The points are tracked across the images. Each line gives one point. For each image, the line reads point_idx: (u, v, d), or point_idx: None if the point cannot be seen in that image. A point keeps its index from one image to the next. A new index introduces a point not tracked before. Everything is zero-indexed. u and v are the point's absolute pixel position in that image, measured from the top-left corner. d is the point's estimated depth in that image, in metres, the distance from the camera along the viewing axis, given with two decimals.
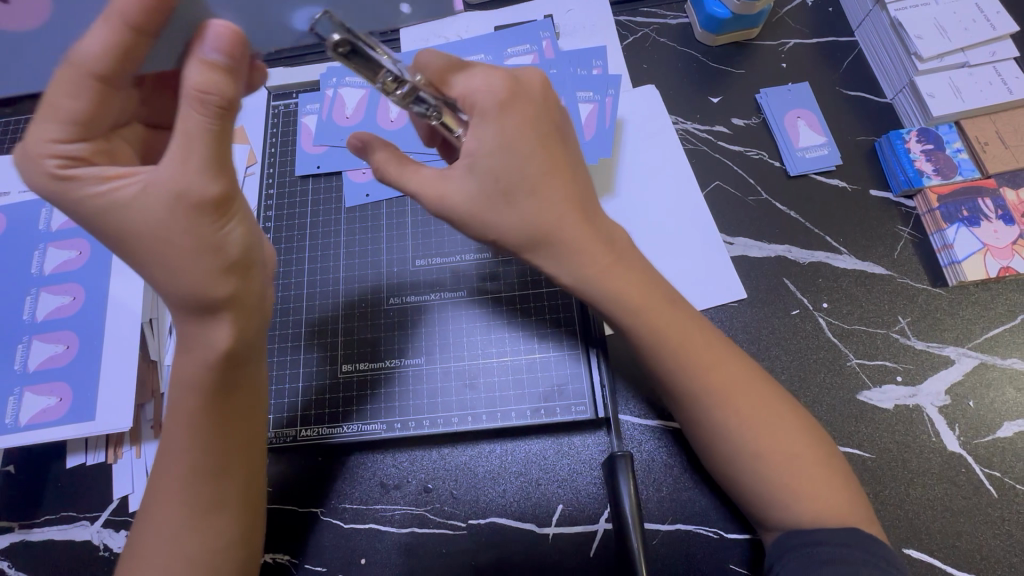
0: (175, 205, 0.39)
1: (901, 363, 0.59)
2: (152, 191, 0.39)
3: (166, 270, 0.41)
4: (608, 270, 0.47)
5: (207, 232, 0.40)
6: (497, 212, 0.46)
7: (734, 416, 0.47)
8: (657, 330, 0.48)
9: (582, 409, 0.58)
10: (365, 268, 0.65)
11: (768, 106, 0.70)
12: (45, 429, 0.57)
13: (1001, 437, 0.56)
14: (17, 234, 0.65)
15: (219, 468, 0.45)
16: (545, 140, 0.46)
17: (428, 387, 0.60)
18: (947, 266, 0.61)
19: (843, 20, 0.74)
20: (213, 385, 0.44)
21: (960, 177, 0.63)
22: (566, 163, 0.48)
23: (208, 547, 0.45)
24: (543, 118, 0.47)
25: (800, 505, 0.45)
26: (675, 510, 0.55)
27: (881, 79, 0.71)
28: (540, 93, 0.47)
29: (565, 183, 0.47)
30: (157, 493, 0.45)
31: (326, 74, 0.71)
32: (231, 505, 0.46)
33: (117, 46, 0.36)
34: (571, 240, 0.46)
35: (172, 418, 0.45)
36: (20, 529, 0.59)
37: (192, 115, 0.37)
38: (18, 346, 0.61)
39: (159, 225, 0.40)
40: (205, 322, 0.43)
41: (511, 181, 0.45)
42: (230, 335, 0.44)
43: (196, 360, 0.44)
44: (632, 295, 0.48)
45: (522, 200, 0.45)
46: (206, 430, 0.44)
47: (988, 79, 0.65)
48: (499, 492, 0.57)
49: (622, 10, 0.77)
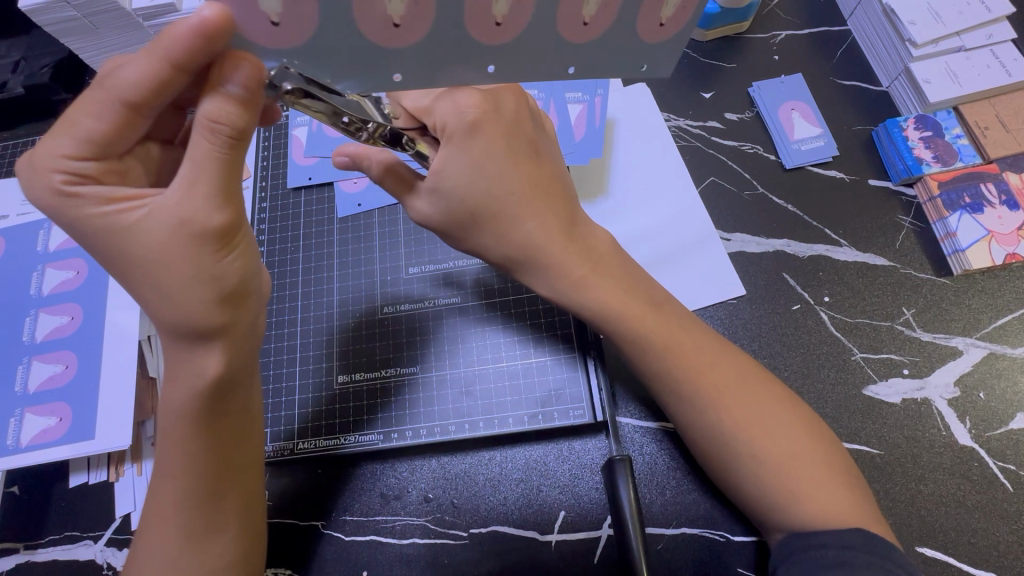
0: (178, 232, 0.38)
1: (908, 355, 0.58)
2: (158, 219, 0.38)
3: (152, 287, 0.40)
4: (594, 295, 0.48)
5: (209, 259, 0.39)
6: (471, 228, 0.47)
7: (728, 416, 0.46)
8: (645, 332, 0.48)
9: (580, 413, 0.57)
10: (359, 278, 0.64)
11: (761, 100, 0.69)
12: (44, 450, 0.58)
13: (1014, 428, 0.54)
14: (15, 257, 0.66)
15: (210, 493, 0.45)
16: (516, 155, 0.46)
17: (435, 401, 0.59)
18: (950, 255, 0.60)
19: (835, 8, 0.73)
20: (202, 413, 0.43)
21: (960, 163, 0.62)
22: (542, 170, 0.48)
23: (207, 568, 0.45)
24: (512, 133, 0.46)
25: (810, 506, 0.44)
26: (679, 513, 0.54)
27: (875, 67, 0.69)
28: (512, 116, 0.47)
29: (540, 201, 0.47)
30: (150, 515, 0.45)
31: None
32: (228, 527, 0.46)
33: (152, 76, 0.36)
34: (548, 256, 0.47)
35: (165, 447, 0.44)
36: (25, 550, 0.59)
37: (200, 141, 0.37)
38: (18, 367, 0.61)
39: (155, 241, 0.38)
40: (195, 351, 0.42)
41: (484, 203, 0.45)
42: (220, 362, 0.43)
43: (184, 389, 0.43)
44: (614, 304, 0.48)
45: (496, 217, 0.46)
46: (198, 456, 0.44)
47: (986, 63, 0.64)
48: (500, 499, 0.56)
49: None
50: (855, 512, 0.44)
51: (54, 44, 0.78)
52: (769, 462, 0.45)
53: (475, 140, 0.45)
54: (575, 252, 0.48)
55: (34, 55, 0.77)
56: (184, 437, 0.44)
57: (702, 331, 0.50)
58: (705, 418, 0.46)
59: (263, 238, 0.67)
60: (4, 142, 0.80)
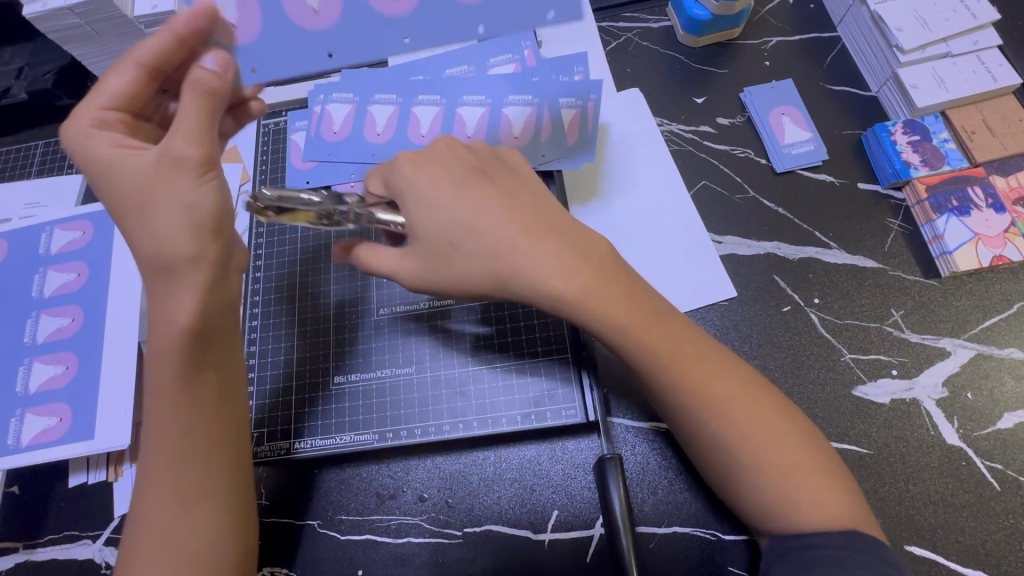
0: (162, 161, 0.43)
1: (897, 356, 0.58)
2: (148, 153, 0.44)
3: (136, 223, 0.44)
4: (600, 316, 0.46)
5: (184, 185, 0.43)
6: (454, 262, 0.48)
7: (734, 428, 0.46)
8: (648, 347, 0.47)
9: (573, 413, 0.57)
10: (354, 280, 0.65)
11: (752, 105, 0.70)
12: (45, 450, 0.58)
13: (1001, 428, 0.55)
14: (18, 260, 0.67)
15: (201, 450, 0.46)
16: (464, 184, 0.49)
17: (429, 400, 0.59)
18: (938, 256, 0.61)
19: (825, 15, 0.75)
20: (183, 355, 0.45)
21: (947, 167, 0.63)
22: (502, 188, 0.50)
23: (198, 534, 0.45)
24: (458, 168, 0.50)
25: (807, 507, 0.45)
26: (671, 513, 0.55)
27: (864, 72, 0.71)
28: (446, 148, 0.52)
29: (507, 216, 0.47)
30: (143, 482, 0.45)
31: (313, 91, 0.71)
32: (218, 493, 0.46)
33: (161, 47, 0.46)
34: (535, 266, 0.46)
35: (155, 401, 0.46)
36: (25, 550, 0.60)
37: (187, 95, 0.44)
38: (19, 368, 0.62)
39: (145, 172, 0.44)
40: (170, 292, 0.45)
41: (449, 231, 0.47)
42: (195, 299, 0.44)
43: (165, 333, 0.45)
44: (612, 319, 0.46)
45: (472, 243, 0.47)
46: (188, 418, 0.46)
47: (972, 69, 0.65)
48: (494, 498, 0.57)
49: (604, 16, 0.78)
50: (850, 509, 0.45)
51: (56, 51, 0.79)
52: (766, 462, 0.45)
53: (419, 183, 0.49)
54: (569, 259, 0.46)
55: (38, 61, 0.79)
56: (168, 392, 0.45)
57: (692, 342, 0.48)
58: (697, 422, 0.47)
59: (262, 241, 0.68)
60: (6, 146, 0.81)
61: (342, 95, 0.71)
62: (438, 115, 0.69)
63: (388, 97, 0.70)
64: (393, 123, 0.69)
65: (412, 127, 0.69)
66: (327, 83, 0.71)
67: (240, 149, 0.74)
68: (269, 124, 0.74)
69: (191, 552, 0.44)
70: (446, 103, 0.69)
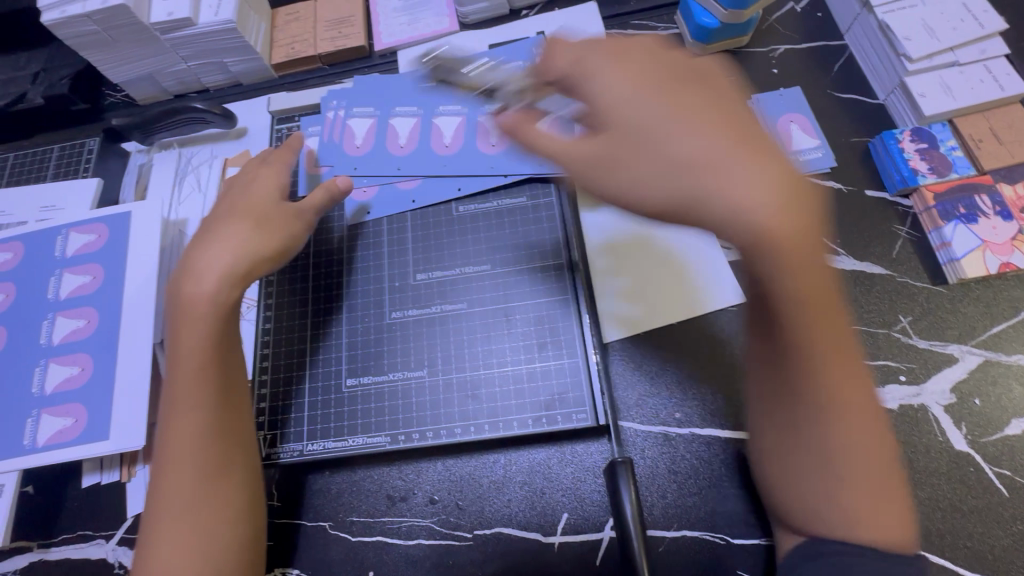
0: (277, 204, 0.61)
1: (905, 362, 0.59)
2: (260, 197, 0.61)
3: (212, 235, 0.57)
4: (791, 266, 0.35)
5: (283, 226, 0.60)
6: (625, 163, 0.38)
7: (843, 435, 0.41)
8: (812, 313, 0.37)
9: (584, 417, 0.58)
10: (367, 284, 0.66)
11: (761, 112, 0.71)
12: (61, 450, 0.59)
13: (1009, 434, 0.55)
14: (35, 262, 0.68)
15: (222, 429, 0.53)
16: (672, 81, 0.41)
17: (442, 404, 0.60)
18: (946, 263, 0.61)
19: (832, 23, 0.75)
20: (217, 339, 0.54)
21: (955, 174, 0.63)
22: (733, 102, 0.40)
23: (219, 506, 0.51)
24: (678, 65, 0.42)
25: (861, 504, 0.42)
26: (680, 516, 0.55)
27: (872, 80, 0.71)
28: (650, 52, 0.43)
29: (713, 121, 0.38)
30: (166, 458, 0.51)
31: (327, 98, 0.74)
32: (233, 470, 0.52)
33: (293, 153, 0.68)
34: (727, 181, 0.35)
35: (181, 382, 0.53)
36: (39, 549, 0.61)
37: (318, 192, 0.64)
38: (35, 368, 0.63)
39: (246, 209, 0.59)
40: (202, 284, 0.54)
41: (648, 127, 0.38)
42: (235, 292, 0.55)
43: (198, 322, 0.54)
44: (794, 244, 0.35)
45: (648, 142, 0.38)
46: (209, 392, 0.53)
47: (979, 77, 0.65)
48: (504, 501, 0.57)
49: (613, 23, 0.79)
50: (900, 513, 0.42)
51: (73, 56, 0.81)
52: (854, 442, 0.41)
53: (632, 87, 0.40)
54: (764, 174, 0.35)
55: (54, 67, 0.80)
56: (195, 371, 0.53)
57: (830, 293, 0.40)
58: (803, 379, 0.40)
59: None
60: (21, 149, 0.82)
61: (362, 108, 0.72)
62: (462, 126, 0.70)
63: (410, 110, 0.71)
64: (417, 133, 0.70)
65: (436, 138, 0.70)
66: (341, 91, 0.74)
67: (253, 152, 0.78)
68: (281, 130, 0.78)
69: (212, 523, 0.50)
70: (469, 114, 0.70)
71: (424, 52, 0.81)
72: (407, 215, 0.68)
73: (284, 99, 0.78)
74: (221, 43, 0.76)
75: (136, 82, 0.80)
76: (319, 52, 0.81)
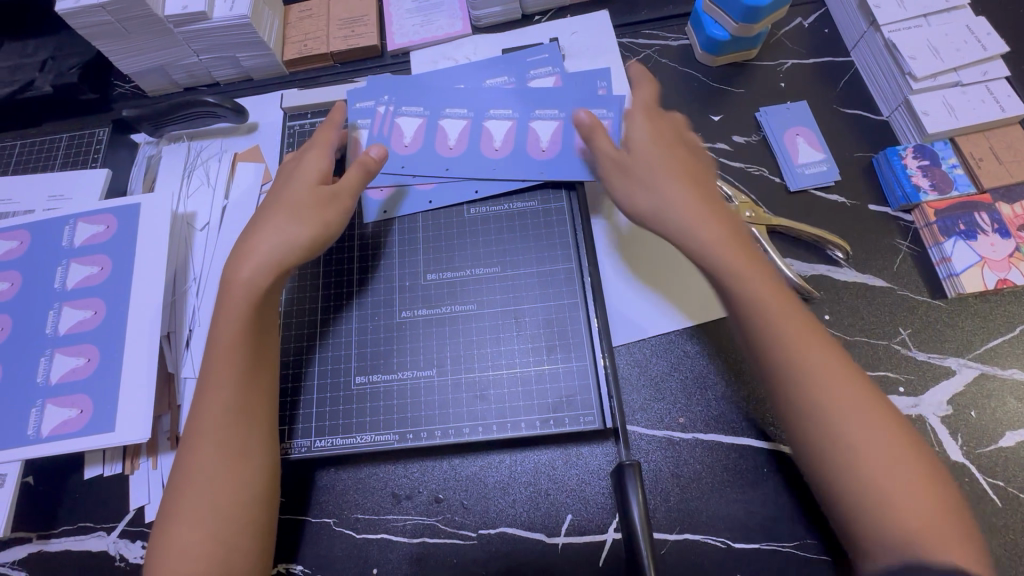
0: (312, 190, 0.61)
1: (902, 374, 0.60)
2: (298, 183, 0.61)
3: (261, 226, 0.59)
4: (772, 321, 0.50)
5: (319, 213, 0.60)
6: (645, 185, 0.58)
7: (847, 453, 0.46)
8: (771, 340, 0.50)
9: (590, 420, 0.58)
10: (378, 282, 0.66)
11: (768, 123, 0.72)
12: (64, 441, 0.59)
13: (1003, 446, 0.57)
14: (43, 251, 0.67)
15: (246, 410, 0.53)
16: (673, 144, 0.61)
17: (450, 404, 0.60)
18: (945, 278, 0.63)
19: (839, 40, 0.77)
20: (249, 321, 0.56)
21: (955, 192, 0.65)
22: (696, 164, 0.61)
23: (235, 488, 0.51)
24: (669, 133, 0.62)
25: (901, 520, 0.43)
26: (683, 520, 0.56)
27: (877, 97, 0.73)
28: (668, 124, 0.63)
29: (685, 178, 0.58)
30: (194, 436, 0.52)
31: (372, 91, 0.72)
32: (252, 453, 0.53)
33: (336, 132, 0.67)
34: (703, 229, 0.54)
35: (217, 358, 0.55)
36: (38, 540, 0.61)
37: (353, 172, 0.62)
38: (40, 358, 0.63)
39: (287, 201, 0.60)
40: (245, 266, 0.57)
41: (630, 161, 0.60)
42: (269, 277, 0.57)
43: (236, 300, 0.56)
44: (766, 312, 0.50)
45: (642, 172, 0.59)
46: (238, 371, 0.54)
47: (981, 98, 0.67)
48: (509, 502, 0.58)
49: (625, 32, 0.81)
50: (953, 528, 0.43)
51: (83, 46, 0.81)
52: (865, 459, 0.45)
53: (648, 143, 0.61)
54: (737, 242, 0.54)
55: (63, 56, 0.80)
56: (229, 348, 0.55)
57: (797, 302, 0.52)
58: (802, 419, 0.47)
59: None
60: (26, 136, 0.81)
61: (410, 108, 0.71)
62: (511, 130, 0.69)
63: (459, 112, 0.70)
64: (466, 138, 0.69)
65: (484, 141, 0.69)
66: (385, 84, 0.73)
67: (263, 148, 0.78)
68: (294, 126, 0.77)
69: (226, 505, 0.50)
70: (519, 117, 0.69)
71: (436, 54, 0.82)
72: (419, 216, 0.69)
73: (296, 95, 0.78)
74: (235, 38, 0.76)
75: (147, 74, 0.79)
76: (332, 50, 0.81)
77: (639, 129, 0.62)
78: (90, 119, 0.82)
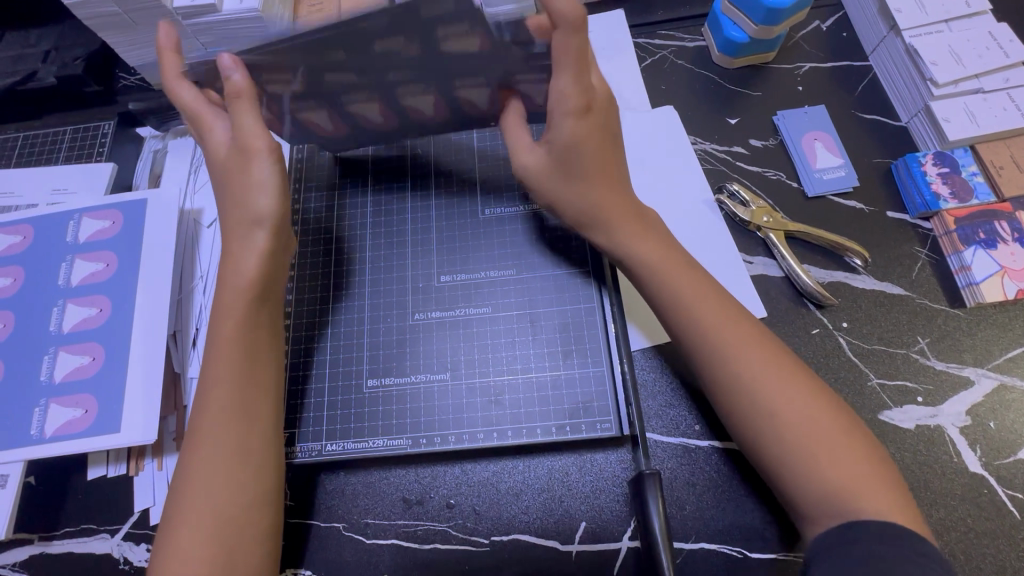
0: (234, 154, 0.55)
1: (921, 383, 0.60)
2: (222, 156, 0.55)
3: (235, 219, 0.55)
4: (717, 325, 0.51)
5: (250, 175, 0.54)
6: (567, 185, 0.56)
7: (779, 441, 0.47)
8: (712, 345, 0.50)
9: (607, 427, 0.57)
10: (390, 283, 0.65)
11: (785, 128, 0.71)
12: (67, 441, 0.57)
13: (1022, 458, 0.56)
14: (46, 246, 0.66)
15: (246, 408, 0.52)
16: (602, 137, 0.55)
17: (464, 408, 0.59)
18: (965, 287, 0.62)
19: (858, 44, 0.76)
20: (248, 314, 0.54)
21: (975, 201, 0.64)
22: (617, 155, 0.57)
23: (238, 486, 0.50)
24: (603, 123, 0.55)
25: (824, 477, 0.45)
26: (699, 528, 0.55)
27: (896, 102, 0.72)
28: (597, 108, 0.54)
29: (606, 178, 0.56)
30: (198, 433, 0.51)
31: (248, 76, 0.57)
32: (255, 453, 0.51)
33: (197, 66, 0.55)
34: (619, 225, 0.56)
35: (217, 353, 0.53)
36: (40, 542, 0.59)
37: (245, 115, 0.54)
38: (43, 356, 0.61)
39: (220, 182, 0.56)
40: (240, 257, 0.54)
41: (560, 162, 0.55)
42: (258, 264, 0.54)
43: (231, 293, 0.54)
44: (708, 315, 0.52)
45: (567, 175, 0.56)
46: (240, 367, 0.53)
47: (1002, 105, 0.66)
48: (522, 508, 0.57)
49: (641, 32, 0.80)
50: (878, 476, 0.45)
51: (88, 37, 0.79)
52: (785, 426, 0.47)
53: (584, 145, 0.54)
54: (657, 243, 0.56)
55: (66, 46, 0.78)
56: (230, 345, 0.53)
57: (713, 282, 0.54)
58: (729, 400, 0.50)
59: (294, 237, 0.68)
60: (27, 128, 0.80)
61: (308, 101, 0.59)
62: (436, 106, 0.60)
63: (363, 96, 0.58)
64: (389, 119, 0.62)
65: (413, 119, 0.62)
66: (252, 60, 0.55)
67: None
68: None
69: (230, 504, 0.49)
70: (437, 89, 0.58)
71: None
72: (431, 216, 0.68)
73: None
74: (244, 31, 0.74)
75: (154, 66, 0.78)
76: None
77: (569, 130, 0.53)
78: (95, 112, 0.80)
